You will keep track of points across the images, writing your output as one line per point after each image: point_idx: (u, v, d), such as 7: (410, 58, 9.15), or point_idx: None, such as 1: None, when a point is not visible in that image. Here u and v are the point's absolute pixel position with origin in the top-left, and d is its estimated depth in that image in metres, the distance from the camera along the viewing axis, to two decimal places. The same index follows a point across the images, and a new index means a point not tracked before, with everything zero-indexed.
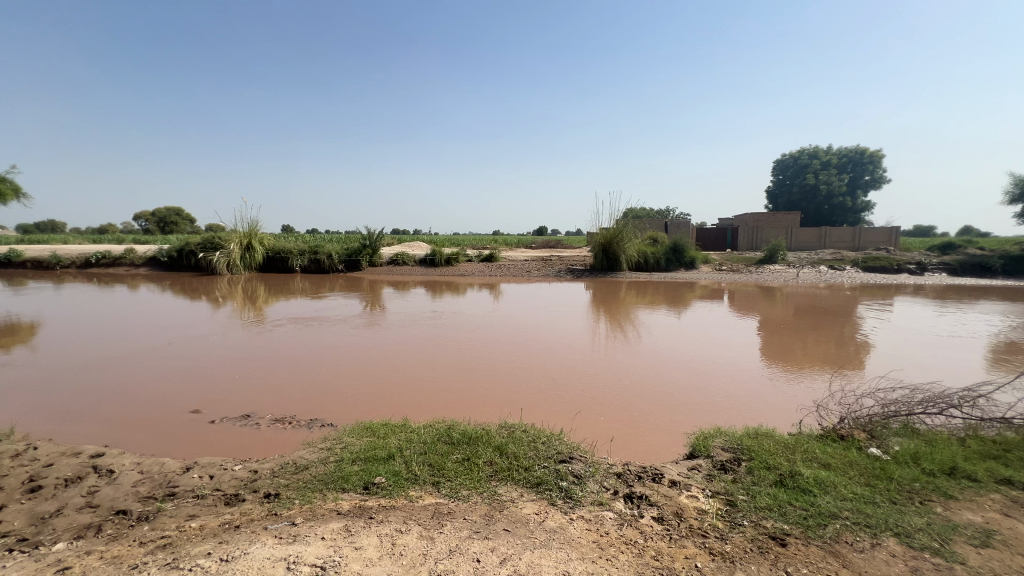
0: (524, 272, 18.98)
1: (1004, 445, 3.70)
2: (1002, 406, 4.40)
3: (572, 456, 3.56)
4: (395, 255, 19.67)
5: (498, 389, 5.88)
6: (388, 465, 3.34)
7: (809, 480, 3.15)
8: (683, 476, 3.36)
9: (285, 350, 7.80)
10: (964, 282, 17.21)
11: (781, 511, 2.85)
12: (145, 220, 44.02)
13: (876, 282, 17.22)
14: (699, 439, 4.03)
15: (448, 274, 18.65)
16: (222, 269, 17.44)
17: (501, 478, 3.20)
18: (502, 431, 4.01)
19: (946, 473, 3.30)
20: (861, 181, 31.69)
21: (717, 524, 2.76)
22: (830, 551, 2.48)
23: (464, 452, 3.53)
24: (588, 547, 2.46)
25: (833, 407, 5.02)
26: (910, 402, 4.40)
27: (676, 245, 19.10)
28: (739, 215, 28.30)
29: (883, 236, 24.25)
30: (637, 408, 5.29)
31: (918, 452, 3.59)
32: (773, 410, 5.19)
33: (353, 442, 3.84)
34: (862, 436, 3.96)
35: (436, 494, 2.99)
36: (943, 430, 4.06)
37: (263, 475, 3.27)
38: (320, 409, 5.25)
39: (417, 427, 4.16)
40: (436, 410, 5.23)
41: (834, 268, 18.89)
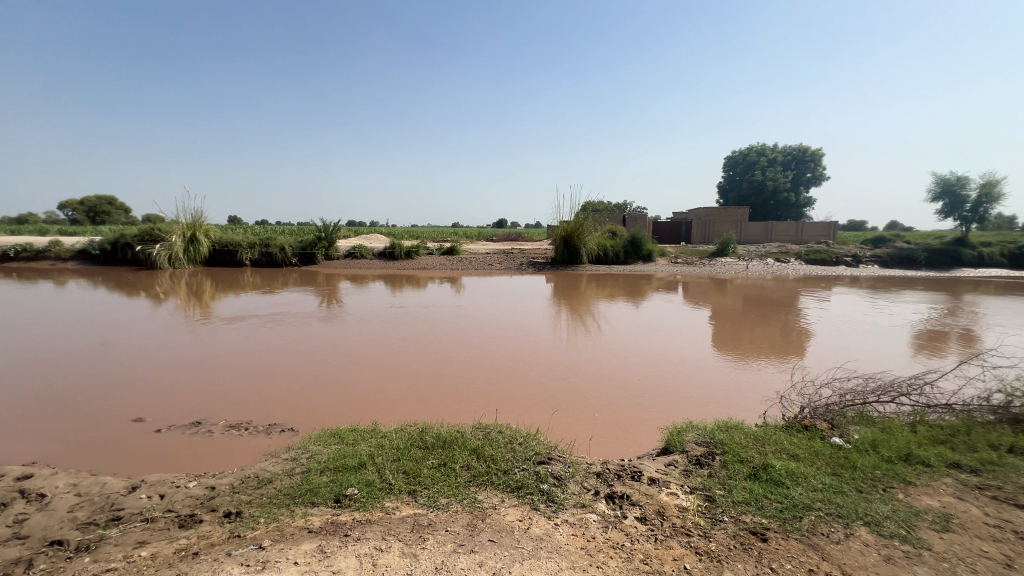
0: (485, 265, 18.81)
1: (950, 430, 3.95)
2: (944, 393, 4.70)
3: (551, 456, 3.50)
4: (352, 248, 19.07)
5: (464, 387, 5.67)
6: (360, 474, 3.15)
7: (782, 472, 3.24)
8: (662, 473, 3.37)
9: (237, 349, 7.32)
10: (894, 274, 18.51)
11: (758, 504, 2.91)
12: (72, 209, 40.23)
13: (817, 274, 18.26)
14: (672, 434, 4.05)
15: (408, 267, 18.26)
16: (162, 262, 16.29)
17: (480, 483, 3.10)
18: (477, 432, 3.90)
19: (903, 459, 3.48)
20: (803, 178, 33.43)
21: (699, 521, 2.77)
22: (809, 544, 2.54)
23: (440, 456, 3.39)
24: (577, 554, 2.41)
25: (795, 397, 5.21)
26: (864, 391, 4.65)
27: (634, 238, 19.51)
28: (691, 210, 29.32)
29: (823, 230, 25.72)
30: (610, 402, 5.27)
31: (876, 439, 3.76)
32: (737, 400, 5.34)
33: (319, 451, 3.62)
34: (824, 426, 4.12)
35: (414, 504, 2.85)
36: (894, 417, 4.30)
37: (222, 492, 3.02)
38: (279, 413, 4.91)
39: (388, 431, 3.98)
40: (403, 409, 5.01)
41: (780, 261, 19.88)
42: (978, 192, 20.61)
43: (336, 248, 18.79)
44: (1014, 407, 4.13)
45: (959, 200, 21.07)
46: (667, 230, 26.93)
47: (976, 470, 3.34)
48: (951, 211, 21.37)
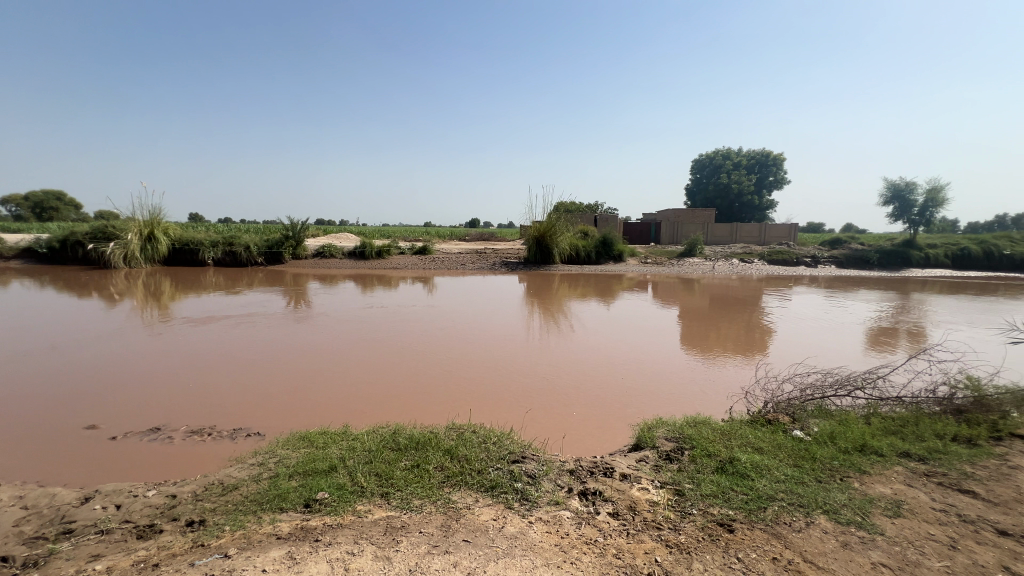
0: (457, 265, 18.70)
1: (900, 421, 4.17)
2: (895, 386, 4.97)
3: (524, 455, 3.52)
4: (321, 247, 18.63)
5: (438, 387, 5.64)
6: (331, 478, 3.09)
7: (747, 465, 3.35)
8: (633, 468, 3.44)
9: (200, 351, 7.05)
10: (850, 274, 19.42)
11: (725, 497, 3.00)
12: (15, 205, 37.67)
13: (778, 274, 18.97)
14: (643, 430, 4.13)
15: (379, 266, 17.97)
16: (117, 261, 15.50)
17: (454, 483, 3.08)
18: (451, 433, 3.87)
19: (858, 450, 3.66)
20: (766, 181, 34.65)
21: (669, 515, 2.84)
22: (772, 533, 2.64)
23: (413, 458, 3.36)
24: (551, 551, 2.43)
25: (759, 393, 5.41)
26: (823, 385, 4.87)
27: (605, 239, 19.77)
28: (661, 212, 29.95)
29: (784, 232, 26.73)
30: (583, 400, 5.32)
31: (833, 431, 3.94)
32: (704, 396, 5.50)
33: (288, 455, 3.52)
34: (786, 420, 4.29)
35: (386, 507, 2.81)
36: (850, 409, 4.52)
37: (185, 500, 2.91)
38: (244, 417, 4.76)
39: (360, 434, 3.91)
40: (375, 411, 4.93)
41: (744, 261, 20.55)
42: (925, 197, 21.86)
43: (304, 247, 18.31)
44: (957, 398, 4.40)
45: (908, 204, 22.28)
46: (637, 230, 27.43)
47: (924, 459, 3.55)
48: (900, 215, 22.60)
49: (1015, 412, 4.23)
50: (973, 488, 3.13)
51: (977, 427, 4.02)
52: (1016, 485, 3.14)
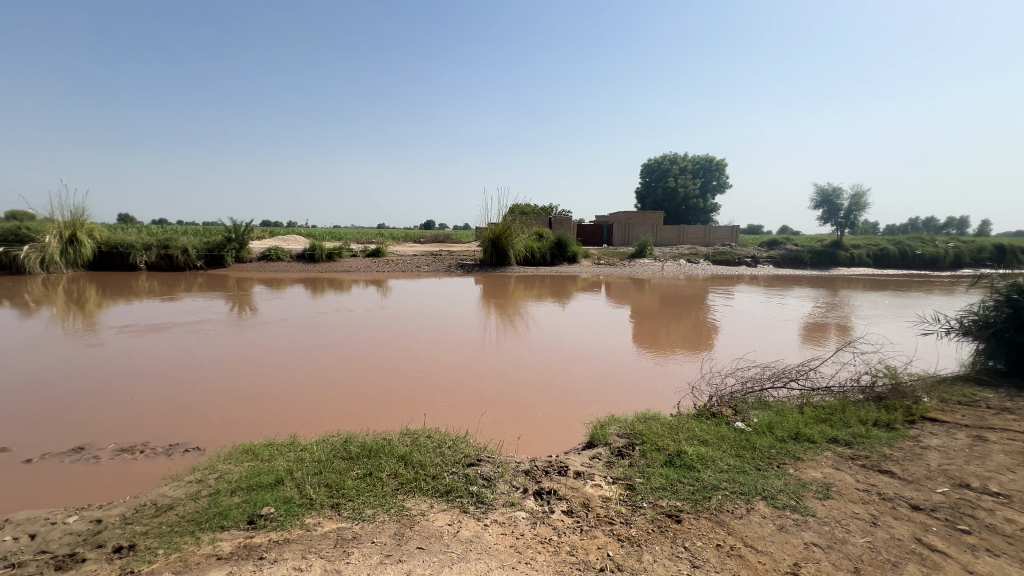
0: (412, 267, 18.39)
1: (830, 409, 4.50)
2: (825, 377, 5.36)
3: (480, 458, 3.51)
4: (266, 250, 17.76)
5: (392, 391, 5.55)
6: (277, 491, 2.95)
7: (693, 457, 3.50)
8: (587, 466, 3.51)
9: (131, 362, 6.57)
10: (785, 273, 20.73)
11: (673, 489, 3.12)
12: None
13: (722, 273, 19.96)
14: (596, 427, 4.23)
15: (330, 269, 17.37)
16: (33, 267, 14.12)
17: (408, 490, 3.02)
18: (404, 439, 3.81)
19: (793, 438, 3.91)
20: (709, 186, 36.41)
21: (621, 510, 2.92)
22: (716, 521, 2.77)
23: (365, 466, 3.27)
24: (506, 552, 2.45)
25: (704, 387, 5.67)
26: (761, 378, 5.18)
27: (559, 240, 20.07)
28: (612, 214, 30.76)
29: (727, 234, 28.16)
30: (538, 401, 5.36)
31: (771, 421, 4.19)
32: (654, 393, 5.69)
33: (230, 469, 3.34)
34: (729, 412, 4.52)
35: (337, 518, 2.73)
36: (786, 400, 4.84)
37: (111, 525, 2.69)
38: (181, 431, 4.46)
39: (309, 444, 3.77)
40: (326, 420, 4.75)
41: (691, 262, 21.46)
42: (849, 202, 23.72)
43: (248, 249, 17.39)
44: (877, 386, 4.81)
45: (835, 208, 24.07)
46: (591, 232, 28.05)
47: (850, 443, 3.84)
48: (829, 218, 24.36)
49: (925, 397, 4.67)
50: (890, 468, 3.42)
51: (894, 412, 4.40)
52: (926, 463, 3.46)
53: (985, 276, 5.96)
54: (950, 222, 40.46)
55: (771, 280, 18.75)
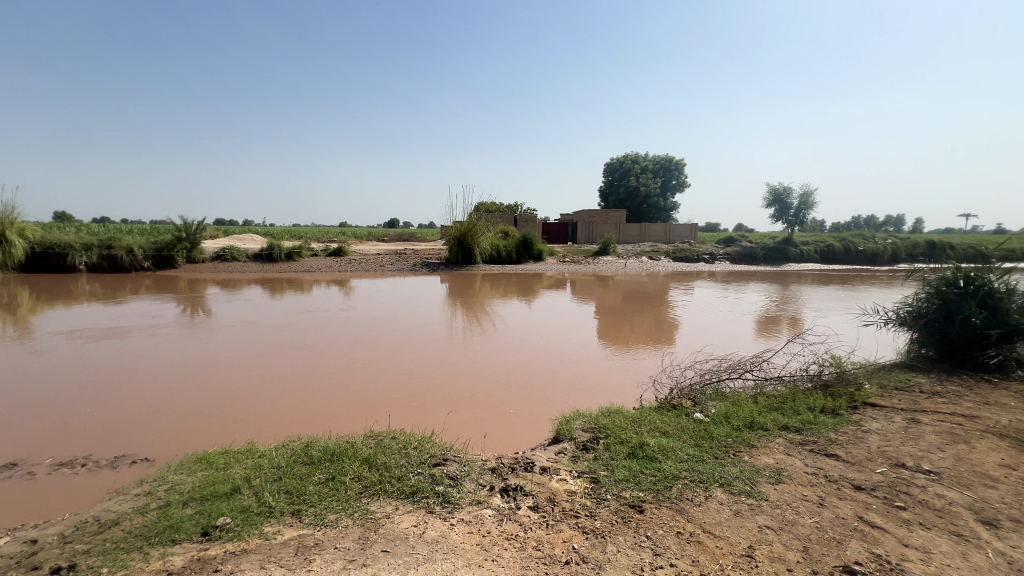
0: (376, 266, 18.03)
1: (781, 398, 4.73)
2: (776, 367, 5.64)
3: (446, 458, 3.49)
4: (220, 249, 16.98)
5: (356, 393, 5.46)
6: (234, 501, 2.83)
7: (654, 448, 3.60)
8: (552, 461, 3.55)
9: (72, 370, 6.16)
10: (740, 269, 21.60)
11: (636, 480, 3.21)
12: None
13: (682, 270, 20.59)
14: (561, 423, 4.28)
15: (289, 269, 16.79)
16: None
17: (372, 493, 2.97)
18: (369, 441, 3.73)
19: (748, 426, 4.09)
20: (669, 184, 37.46)
21: (586, 502, 2.98)
22: (677, 509, 2.86)
23: (328, 470, 3.19)
24: (472, 551, 2.45)
25: (665, 380, 5.86)
26: (718, 370, 5.39)
27: (524, 238, 20.14)
28: (577, 213, 31.13)
29: (686, 232, 29.06)
30: (503, 398, 5.38)
31: (728, 411, 4.37)
32: (618, 387, 5.80)
33: (181, 480, 3.18)
34: (688, 404, 4.67)
35: (298, 525, 2.65)
36: (741, 390, 5.06)
37: (49, 545, 2.52)
38: (130, 442, 4.22)
39: (268, 450, 3.64)
40: (287, 424, 4.61)
41: (653, 259, 22.03)
42: (799, 201, 24.95)
43: (200, 248, 16.52)
44: (824, 375, 5.09)
45: (786, 207, 25.26)
46: (556, 230, 28.33)
47: (799, 430, 4.05)
48: (780, 216, 25.53)
49: (866, 384, 4.99)
50: (836, 451, 3.63)
51: (839, 399, 4.68)
52: (868, 446, 3.69)
53: (918, 270, 6.42)
54: (888, 220, 43.28)
55: (728, 275, 19.51)
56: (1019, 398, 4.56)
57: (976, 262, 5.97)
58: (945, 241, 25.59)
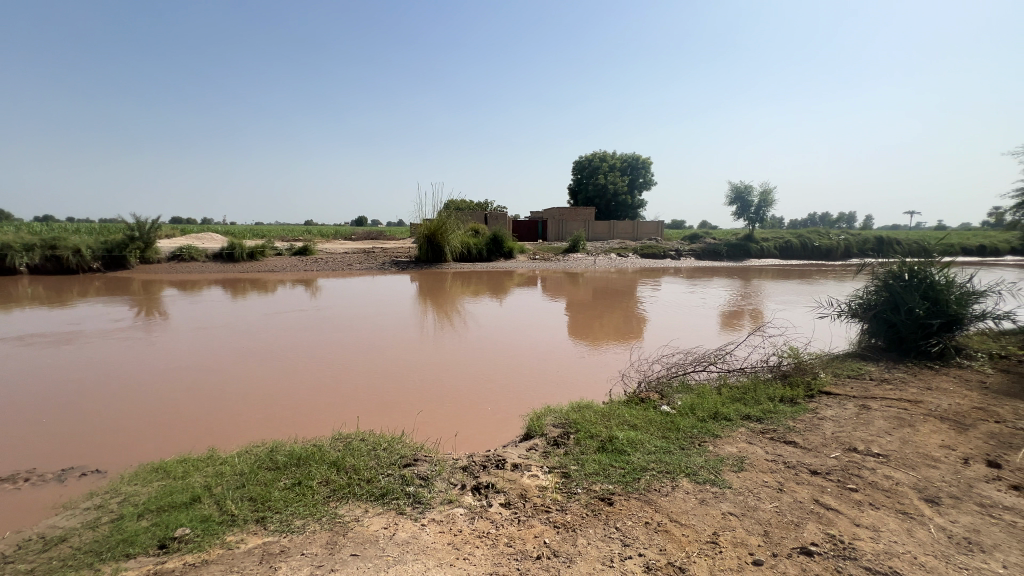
0: (343, 265, 17.64)
1: (743, 389, 4.90)
2: (739, 359, 5.85)
3: (416, 458, 3.45)
4: (177, 249, 16.23)
5: (322, 394, 5.34)
6: (193, 511, 2.72)
7: (623, 441, 3.67)
8: (524, 457, 3.57)
9: (12, 378, 5.78)
10: (704, 265, 22.24)
11: (605, 473, 3.26)
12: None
13: (649, 266, 21.03)
14: (533, 419, 4.31)
15: (251, 269, 16.22)
16: None
17: (341, 497, 2.91)
18: (337, 444, 3.65)
19: (712, 417, 4.22)
20: (637, 183, 38.12)
21: (557, 497, 3.01)
22: (645, 500, 2.93)
23: (294, 475, 3.10)
24: (444, 550, 2.43)
25: (633, 374, 5.98)
26: (684, 363, 5.55)
27: (495, 236, 20.12)
28: (546, 211, 31.31)
29: (653, 229, 29.68)
30: (476, 397, 5.36)
31: (693, 403, 4.50)
32: (588, 383, 5.89)
33: (136, 492, 3.02)
34: (656, 397, 4.78)
35: (263, 532, 2.57)
36: (705, 382, 5.22)
37: None
38: (80, 452, 4.01)
39: (230, 456, 3.51)
40: (251, 429, 4.46)
41: (621, 256, 22.41)
42: (759, 199, 25.88)
43: (155, 248, 15.74)
44: (783, 365, 5.31)
45: (747, 205, 26.16)
46: (526, 228, 28.41)
47: (761, 419, 4.21)
48: (741, 213, 26.42)
49: (821, 373, 5.24)
50: (794, 438, 3.80)
51: (797, 388, 4.89)
52: (823, 432, 3.88)
53: (868, 264, 6.76)
54: (841, 218, 45.48)
55: (693, 271, 20.05)
56: (957, 383, 4.88)
57: (919, 257, 6.35)
58: (892, 237, 27.10)
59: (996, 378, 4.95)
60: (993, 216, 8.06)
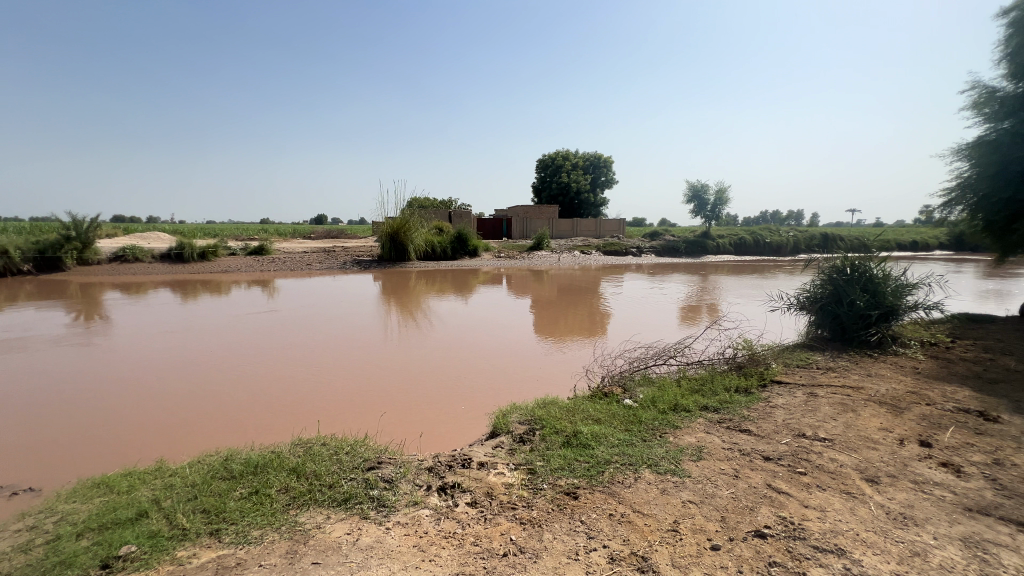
0: (302, 265, 17.07)
1: (701, 381, 5.08)
2: (698, 352, 6.06)
3: (381, 460, 3.39)
4: (120, 249, 15.25)
5: (280, 399, 5.16)
6: (140, 526, 2.57)
7: (588, 436, 3.73)
8: (490, 455, 3.57)
9: None
10: (665, 261, 22.90)
11: (570, 467, 3.31)
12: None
13: (612, 263, 21.44)
14: (498, 417, 4.31)
15: (203, 270, 15.46)
16: None
17: (301, 504, 2.82)
18: (296, 450, 3.53)
19: (672, 409, 4.36)
20: (599, 181, 38.66)
21: (523, 494, 3.02)
22: (609, 492, 2.99)
23: (251, 484, 2.98)
24: (409, 553, 2.40)
25: (597, 369, 6.09)
26: (645, 357, 5.71)
27: (460, 234, 20.00)
28: (511, 209, 31.35)
29: (616, 227, 30.26)
30: (441, 397, 5.30)
31: (655, 396, 4.62)
32: (554, 379, 5.96)
33: (74, 510, 2.82)
34: (619, 391, 4.90)
35: (217, 545, 2.45)
36: (666, 374, 5.39)
37: None
38: (10, 469, 3.73)
39: (181, 467, 3.34)
40: (204, 437, 4.27)
41: (585, 253, 22.73)
42: (715, 198, 26.93)
43: (95, 249, 14.74)
44: (738, 357, 5.55)
45: (704, 203, 27.09)
46: (490, 226, 28.35)
47: (718, 409, 4.38)
48: (699, 211, 27.34)
49: (773, 363, 5.50)
50: (748, 426, 3.97)
51: (751, 378, 5.12)
52: (775, 419, 4.08)
53: (814, 260, 7.13)
54: (790, 215, 47.74)
55: (654, 268, 20.62)
56: (894, 370, 5.23)
57: (860, 252, 6.75)
58: (836, 232, 28.75)
59: (927, 363, 5.35)
60: (924, 214, 8.68)
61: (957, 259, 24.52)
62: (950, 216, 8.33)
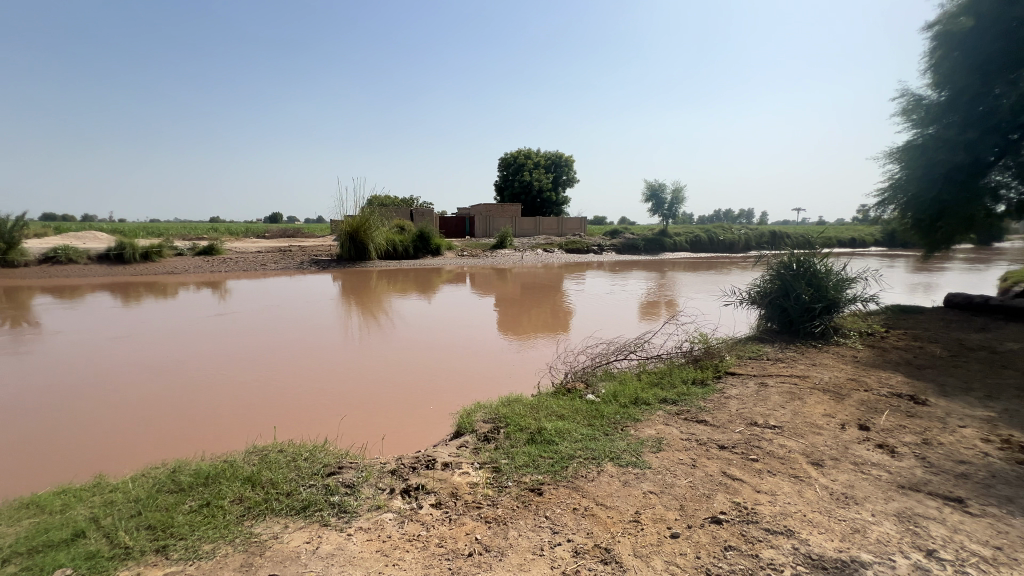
0: (256, 265, 16.38)
1: (660, 374, 5.23)
2: (657, 346, 6.24)
3: (342, 465, 3.30)
4: (50, 250, 14.13)
5: (233, 405, 4.95)
6: (77, 547, 2.39)
7: (552, 432, 3.77)
8: (455, 455, 3.54)
9: None
10: (625, 259, 23.40)
11: (535, 464, 3.33)
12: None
13: (574, 261, 21.71)
14: (462, 417, 4.28)
15: (146, 271, 14.56)
16: None
17: (257, 514, 2.70)
18: (251, 458, 3.38)
19: (633, 403, 4.46)
20: (561, 181, 39.01)
21: (488, 492, 3.02)
22: (573, 487, 3.03)
23: (202, 496, 2.83)
24: (372, 559, 2.35)
25: (560, 366, 6.16)
26: (607, 353, 5.82)
27: (422, 233, 19.73)
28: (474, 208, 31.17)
29: (577, 225, 30.64)
30: (403, 398, 5.21)
31: (616, 390, 4.72)
32: (518, 377, 5.98)
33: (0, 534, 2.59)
34: (582, 386, 4.98)
35: (165, 563, 2.32)
36: (627, 369, 5.51)
37: None
38: None
39: (123, 481, 3.14)
40: (148, 448, 4.04)
41: (547, 252, 22.90)
42: (671, 198, 27.80)
43: (21, 249, 13.59)
44: (695, 350, 5.76)
45: (661, 202, 27.86)
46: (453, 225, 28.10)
47: (676, 401, 4.52)
48: (656, 211, 28.10)
49: (727, 356, 5.73)
50: (705, 417, 4.12)
51: (707, 370, 5.32)
52: (729, 409, 4.25)
53: (763, 256, 7.49)
54: (741, 214, 49.80)
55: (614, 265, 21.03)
56: (836, 359, 5.57)
57: (805, 248, 7.14)
58: (784, 231, 30.22)
59: (864, 353, 5.73)
60: (861, 213, 9.26)
61: (891, 255, 26.25)
62: (883, 215, 8.94)
